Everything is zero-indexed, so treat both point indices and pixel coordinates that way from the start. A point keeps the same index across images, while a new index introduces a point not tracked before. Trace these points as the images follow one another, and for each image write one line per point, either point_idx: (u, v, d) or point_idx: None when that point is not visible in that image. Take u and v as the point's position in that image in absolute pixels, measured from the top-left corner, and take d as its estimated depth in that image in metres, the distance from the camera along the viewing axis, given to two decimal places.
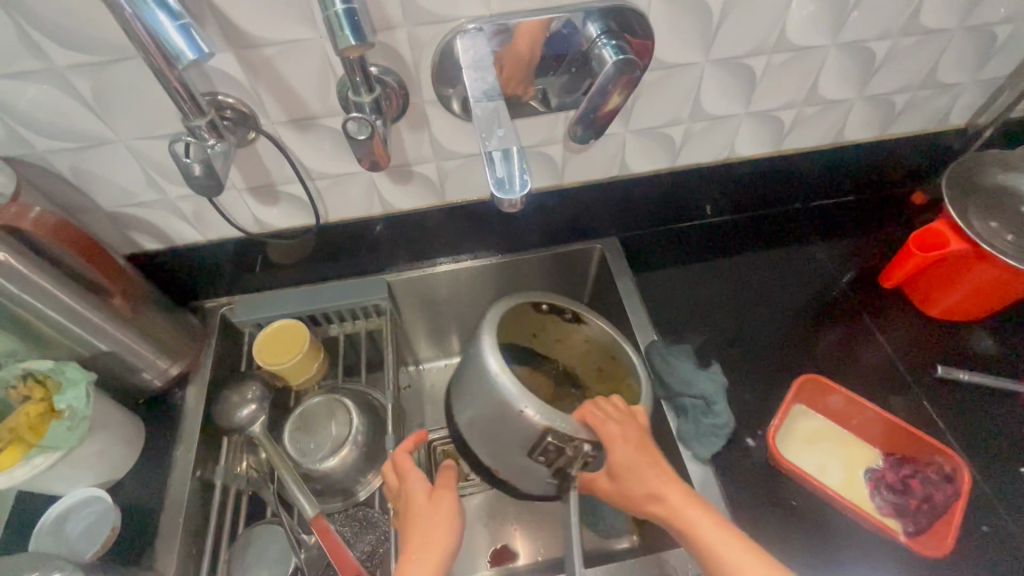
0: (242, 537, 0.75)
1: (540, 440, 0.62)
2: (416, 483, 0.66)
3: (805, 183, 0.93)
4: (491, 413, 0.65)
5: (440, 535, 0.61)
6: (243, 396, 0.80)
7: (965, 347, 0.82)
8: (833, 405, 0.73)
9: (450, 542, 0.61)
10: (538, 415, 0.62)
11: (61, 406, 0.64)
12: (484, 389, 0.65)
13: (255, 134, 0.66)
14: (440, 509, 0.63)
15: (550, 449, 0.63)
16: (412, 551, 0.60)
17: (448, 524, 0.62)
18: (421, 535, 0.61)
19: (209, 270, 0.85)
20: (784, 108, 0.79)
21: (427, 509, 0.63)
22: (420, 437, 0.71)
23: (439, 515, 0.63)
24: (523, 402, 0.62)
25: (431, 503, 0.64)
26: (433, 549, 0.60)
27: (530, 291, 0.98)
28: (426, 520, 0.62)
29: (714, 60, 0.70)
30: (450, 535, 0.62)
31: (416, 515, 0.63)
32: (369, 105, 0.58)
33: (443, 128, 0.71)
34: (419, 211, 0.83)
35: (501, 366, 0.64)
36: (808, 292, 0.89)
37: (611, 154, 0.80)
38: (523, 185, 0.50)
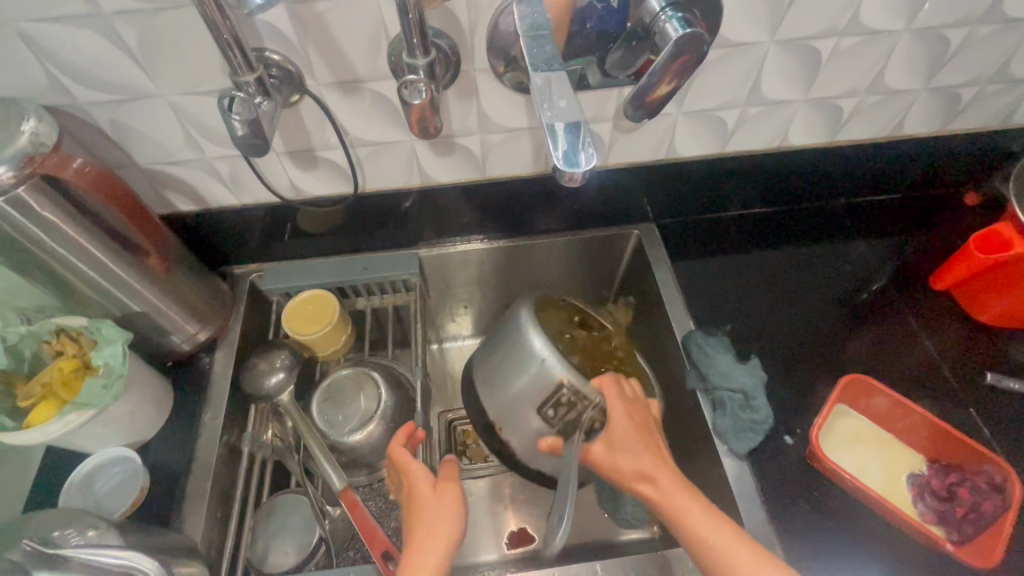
0: (267, 505, 0.75)
1: (555, 393, 0.64)
2: (419, 474, 0.64)
3: (853, 177, 0.90)
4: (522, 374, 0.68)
5: (445, 528, 0.59)
6: (271, 364, 0.79)
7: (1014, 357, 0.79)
8: (878, 406, 0.70)
9: (453, 535, 0.59)
10: (557, 363, 0.65)
11: (97, 363, 0.64)
12: (512, 345, 0.68)
13: (299, 95, 0.63)
14: (443, 501, 0.61)
15: (562, 405, 0.64)
16: (414, 542, 0.59)
17: (449, 518, 0.60)
18: (423, 527, 0.59)
19: (240, 235, 0.83)
20: (844, 97, 0.75)
21: (428, 500, 0.62)
22: (411, 429, 0.69)
23: (440, 509, 0.61)
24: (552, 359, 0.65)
25: (434, 494, 0.62)
26: (435, 543, 0.58)
27: (559, 274, 0.95)
28: (429, 512, 0.61)
29: (780, 41, 0.66)
30: (452, 527, 0.60)
31: (419, 507, 0.62)
32: (423, 68, 0.55)
33: (491, 99, 0.68)
34: (456, 185, 0.80)
35: (532, 324, 0.68)
36: (848, 290, 0.87)
37: (660, 136, 0.77)
38: (571, 163, 0.48)
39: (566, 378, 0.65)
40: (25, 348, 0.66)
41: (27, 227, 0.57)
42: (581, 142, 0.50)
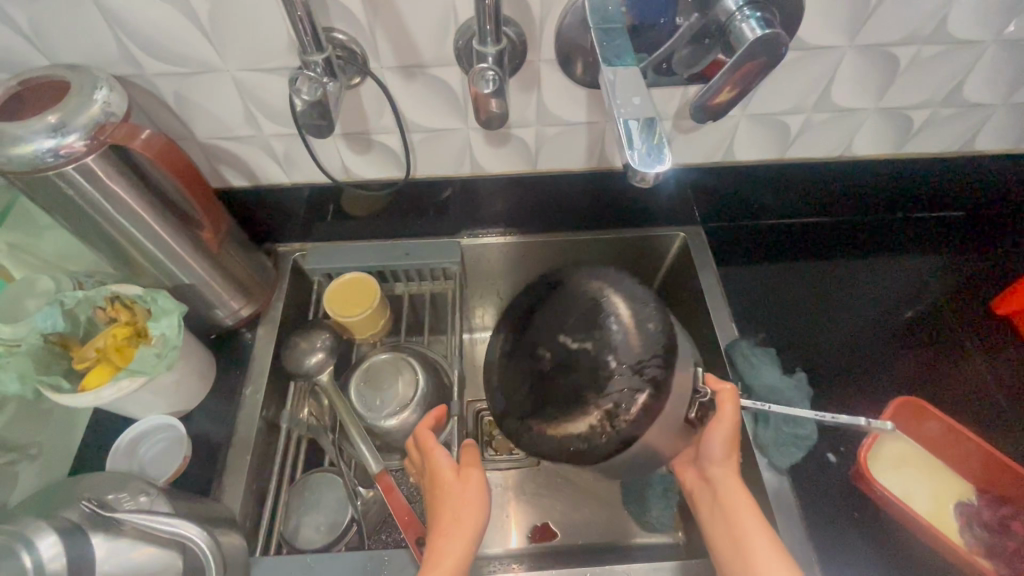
0: (301, 481, 0.76)
1: None
2: (442, 459, 0.63)
3: (913, 192, 0.87)
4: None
5: (471, 514, 0.59)
6: (312, 344, 0.80)
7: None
8: (930, 431, 0.68)
9: (479, 520, 0.59)
10: None
11: (153, 332, 0.64)
12: None
13: (361, 77, 0.63)
14: (467, 485, 0.61)
15: None
16: (441, 527, 0.58)
17: (476, 503, 0.59)
18: (449, 512, 0.59)
19: (287, 213, 0.84)
20: (918, 108, 0.72)
21: (453, 484, 0.61)
22: (442, 413, 0.69)
23: (465, 494, 0.60)
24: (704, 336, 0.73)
25: (459, 480, 0.61)
26: (462, 528, 0.58)
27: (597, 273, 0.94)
28: (454, 497, 0.60)
29: (858, 46, 0.64)
30: (479, 513, 0.59)
31: (443, 492, 0.61)
32: (492, 56, 0.54)
33: (553, 91, 0.67)
34: (506, 175, 0.79)
35: None
36: (899, 308, 0.84)
37: (720, 138, 0.75)
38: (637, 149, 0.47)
39: None
40: (80, 312, 0.67)
41: (91, 193, 0.58)
42: (653, 141, 0.48)
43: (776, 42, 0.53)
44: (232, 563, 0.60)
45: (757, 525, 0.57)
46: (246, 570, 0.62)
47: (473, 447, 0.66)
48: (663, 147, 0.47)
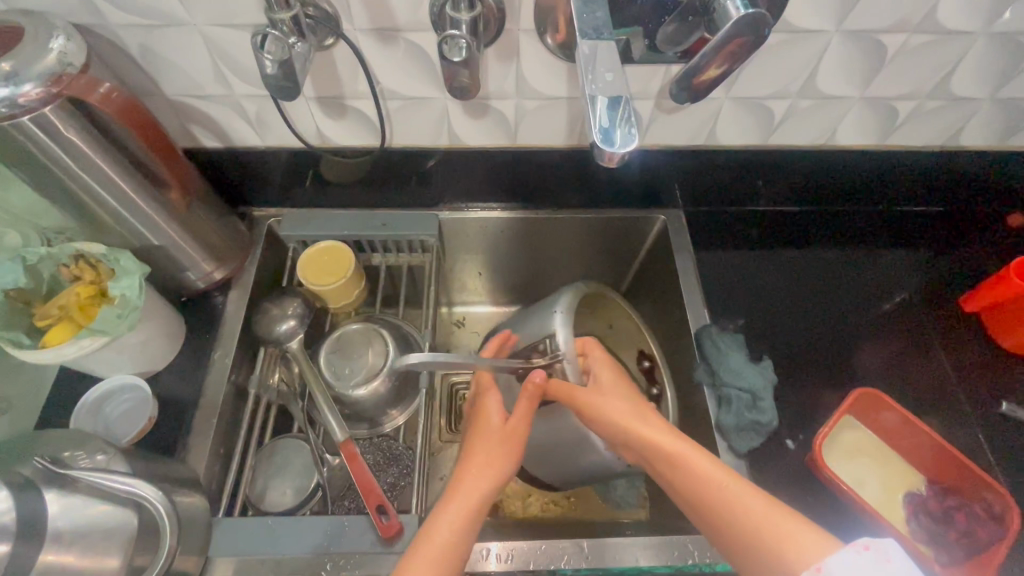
0: (268, 446, 0.77)
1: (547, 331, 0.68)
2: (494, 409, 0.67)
3: (896, 186, 0.86)
4: (539, 323, 0.70)
5: (501, 462, 0.62)
6: (283, 311, 0.80)
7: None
8: (887, 424, 0.69)
9: (505, 470, 0.62)
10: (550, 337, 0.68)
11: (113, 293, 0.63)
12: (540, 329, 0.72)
13: (334, 39, 0.61)
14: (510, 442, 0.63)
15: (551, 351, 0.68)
16: (465, 476, 0.60)
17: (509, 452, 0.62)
18: (482, 458, 0.62)
19: (262, 177, 0.82)
20: (903, 98, 0.71)
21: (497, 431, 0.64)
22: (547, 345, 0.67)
23: (507, 435, 0.64)
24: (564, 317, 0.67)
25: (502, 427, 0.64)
26: (489, 476, 0.61)
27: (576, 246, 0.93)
28: (491, 445, 0.63)
29: (846, 31, 0.62)
30: (508, 461, 0.62)
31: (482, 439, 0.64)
32: (466, 24, 0.52)
33: (533, 63, 0.65)
34: (486, 148, 0.78)
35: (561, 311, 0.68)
36: (870, 299, 0.85)
37: (703, 120, 0.74)
38: (608, 138, 0.46)
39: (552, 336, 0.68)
40: (43, 269, 0.66)
41: (50, 148, 0.56)
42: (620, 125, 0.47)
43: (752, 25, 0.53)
44: (193, 522, 0.61)
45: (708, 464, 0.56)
46: (207, 531, 0.63)
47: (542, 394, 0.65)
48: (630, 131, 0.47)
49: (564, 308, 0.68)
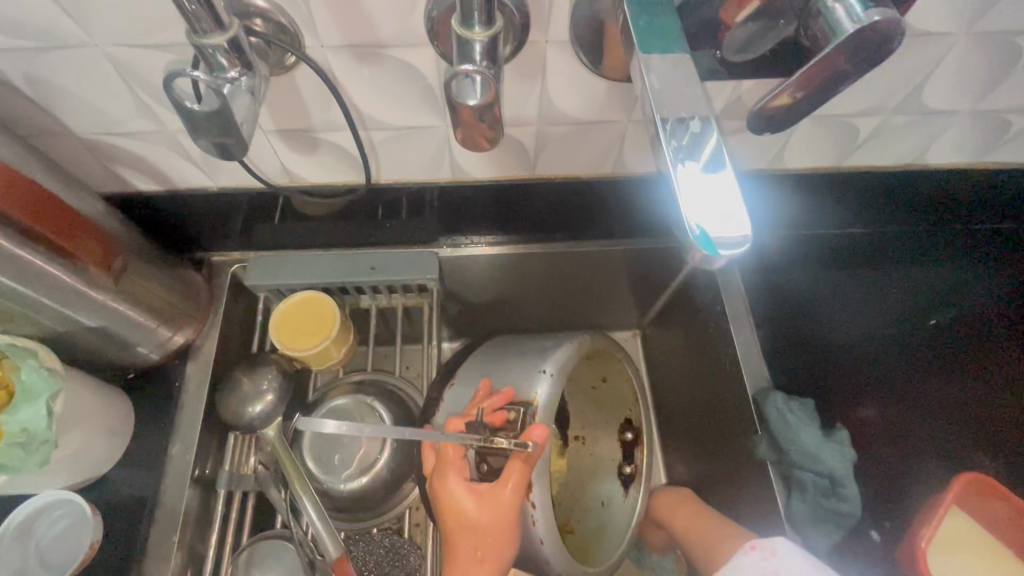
0: (247, 551, 0.63)
1: (530, 390, 0.59)
2: (457, 489, 0.53)
3: (991, 195, 0.68)
4: (518, 378, 0.61)
5: (501, 549, 0.53)
6: (255, 385, 0.65)
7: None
8: (999, 511, 0.58)
9: (504, 556, 0.53)
10: (535, 387, 0.59)
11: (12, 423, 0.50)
12: (521, 370, 0.61)
13: (296, 60, 0.44)
14: (495, 524, 0.53)
15: (512, 421, 0.57)
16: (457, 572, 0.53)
17: (504, 537, 0.53)
18: (469, 552, 0.53)
19: (218, 218, 0.66)
20: (1020, 112, 0.57)
21: (482, 516, 0.53)
22: (543, 436, 0.54)
23: (492, 524, 0.53)
24: (555, 383, 0.60)
25: (485, 507, 0.53)
26: (489, 569, 0.53)
27: (577, 286, 0.79)
28: (480, 535, 0.53)
29: (975, 33, 0.47)
30: (507, 543, 0.53)
31: (463, 525, 0.53)
32: (481, 46, 0.37)
33: (561, 83, 0.49)
34: (498, 180, 0.63)
35: (550, 367, 0.60)
36: (955, 337, 0.69)
37: (767, 144, 0.59)
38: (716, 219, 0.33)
39: (538, 392, 0.59)
40: None
41: None
42: (665, 152, 0.35)
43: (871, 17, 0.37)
44: None
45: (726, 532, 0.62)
46: None
47: (519, 467, 0.53)
48: (678, 163, 0.34)
49: (555, 371, 0.60)
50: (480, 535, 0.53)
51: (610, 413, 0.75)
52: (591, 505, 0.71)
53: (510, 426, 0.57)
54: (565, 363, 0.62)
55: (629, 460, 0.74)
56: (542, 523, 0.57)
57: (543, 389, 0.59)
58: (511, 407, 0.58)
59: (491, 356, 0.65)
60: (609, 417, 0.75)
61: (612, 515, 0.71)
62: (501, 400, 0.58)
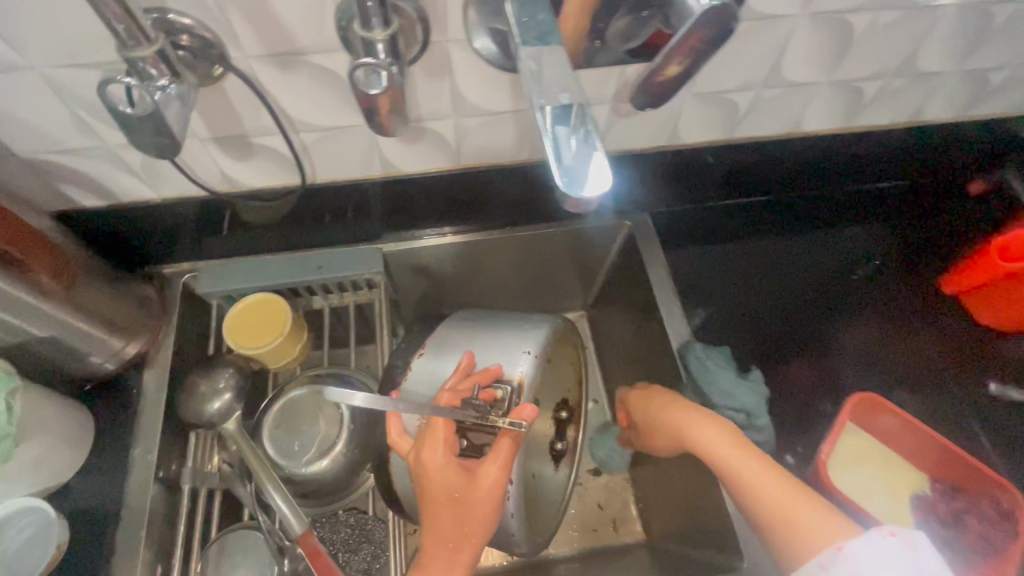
0: (217, 543, 0.66)
1: (515, 369, 0.64)
2: (445, 467, 0.55)
3: (858, 165, 0.82)
4: (502, 358, 0.65)
5: (485, 527, 0.55)
6: (213, 385, 0.69)
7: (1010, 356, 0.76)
8: (885, 426, 0.66)
9: (487, 533, 0.56)
10: (522, 366, 0.64)
11: None
12: (504, 348, 0.66)
13: (222, 70, 0.49)
14: (482, 501, 0.55)
15: (501, 398, 0.62)
16: (438, 551, 0.55)
17: (491, 516, 0.55)
18: (453, 529, 0.55)
19: (164, 230, 0.69)
20: (870, 80, 0.66)
21: (468, 493, 0.55)
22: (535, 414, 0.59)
23: (481, 502, 0.55)
24: (534, 364, 0.65)
25: (473, 484, 0.55)
26: (471, 544, 0.55)
27: (520, 271, 0.86)
28: (465, 513, 0.55)
29: (812, 13, 0.56)
30: (490, 522, 0.56)
31: (450, 502, 0.55)
32: (383, 45, 0.43)
33: (468, 77, 0.56)
34: (428, 173, 0.68)
35: (535, 350, 0.66)
36: (846, 285, 0.81)
37: (662, 122, 0.67)
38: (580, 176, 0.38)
39: (526, 371, 0.64)
40: None
41: None
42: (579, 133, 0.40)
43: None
44: None
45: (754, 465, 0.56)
46: None
47: (512, 445, 0.57)
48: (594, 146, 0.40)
49: (536, 353, 0.66)
50: (462, 511, 0.55)
51: (547, 393, 0.75)
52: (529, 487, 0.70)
53: (498, 403, 0.61)
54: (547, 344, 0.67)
55: (561, 438, 0.77)
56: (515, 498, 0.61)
57: (527, 368, 0.64)
58: (498, 385, 0.63)
59: (466, 334, 0.69)
60: (546, 396, 0.75)
61: (547, 489, 0.75)
62: (488, 378, 0.63)
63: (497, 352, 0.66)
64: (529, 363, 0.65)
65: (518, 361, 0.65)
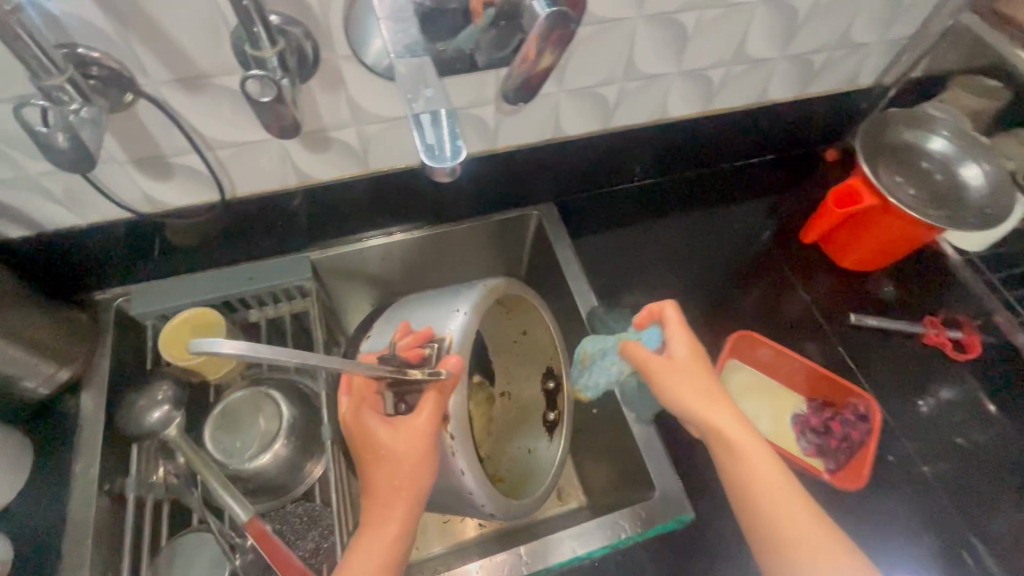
0: (167, 548, 0.68)
1: (444, 328, 0.71)
2: (372, 422, 0.63)
3: (731, 147, 0.97)
4: (436, 319, 0.72)
5: (415, 483, 0.62)
6: (151, 398, 0.72)
7: (881, 294, 0.89)
8: (761, 356, 0.82)
9: (419, 484, 0.62)
10: (449, 325, 0.71)
11: None
12: (438, 312, 0.73)
13: (133, 96, 0.55)
14: (411, 452, 0.62)
15: (430, 353, 0.69)
16: (376, 504, 0.62)
17: (421, 464, 0.62)
18: (386, 481, 0.62)
19: (92, 255, 0.73)
20: (714, 68, 0.78)
21: (396, 446, 0.62)
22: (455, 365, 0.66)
23: (407, 453, 0.62)
24: (462, 321, 0.71)
25: (399, 438, 0.62)
26: (407, 495, 0.62)
27: (448, 265, 0.95)
28: (396, 466, 0.62)
29: (647, 15, 0.67)
30: (419, 473, 0.62)
31: (381, 458, 0.62)
32: (273, 60, 0.50)
33: (361, 88, 0.63)
34: (342, 179, 0.75)
35: (464, 308, 0.72)
36: (734, 250, 0.96)
37: (544, 116, 0.77)
38: (457, 153, 0.45)
39: (455, 328, 0.70)
40: None
41: None
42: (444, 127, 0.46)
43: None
44: None
45: (762, 453, 0.59)
46: None
47: (432, 396, 0.64)
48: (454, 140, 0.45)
49: (465, 311, 0.72)
50: (393, 466, 0.62)
51: (532, 365, 0.87)
52: (517, 452, 0.84)
53: (424, 360, 0.68)
54: (476, 304, 0.73)
55: (552, 408, 0.83)
56: (461, 453, 0.65)
57: (455, 325, 0.71)
58: (430, 343, 0.70)
59: (411, 304, 0.78)
60: (532, 369, 0.87)
61: (540, 462, 0.80)
62: (420, 338, 0.70)
63: (431, 315, 0.73)
64: (456, 322, 0.71)
65: (447, 321, 0.72)
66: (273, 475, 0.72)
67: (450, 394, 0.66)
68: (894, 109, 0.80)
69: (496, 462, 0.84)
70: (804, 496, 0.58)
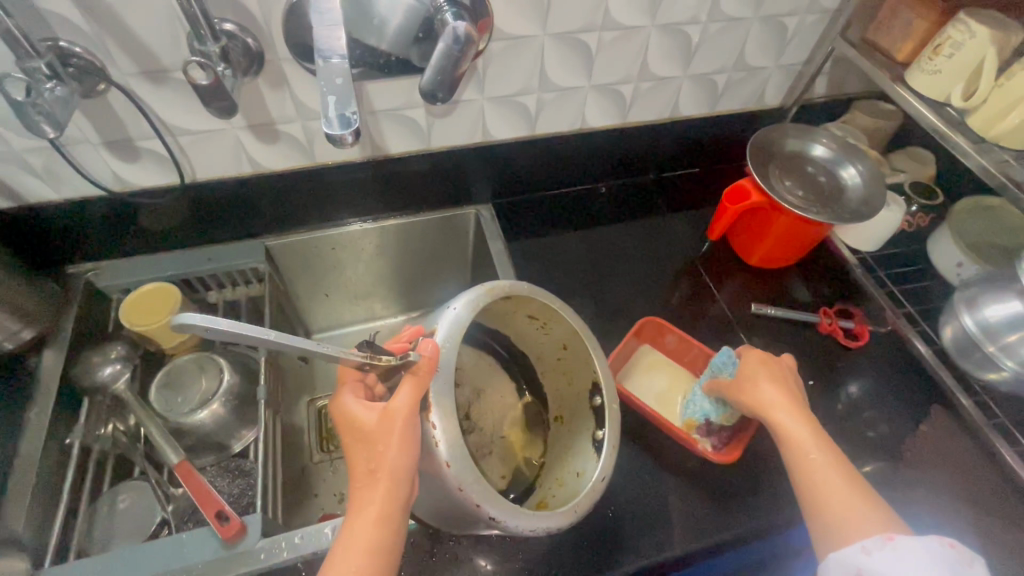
0: (107, 494, 0.75)
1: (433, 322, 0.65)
2: (351, 403, 0.59)
3: (655, 158, 1.07)
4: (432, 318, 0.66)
5: (384, 461, 0.55)
6: (105, 356, 0.81)
7: (791, 293, 0.97)
8: (669, 343, 0.89)
9: (395, 468, 0.55)
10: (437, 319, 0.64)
11: None
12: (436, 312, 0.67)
13: (104, 85, 0.66)
14: (386, 433, 0.56)
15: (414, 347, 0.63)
16: (356, 490, 0.57)
17: (392, 445, 0.55)
18: (362, 464, 0.57)
19: (68, 230, 0.82)
20: (622, 84, 0.90)
21: (372, 427, 0.57)
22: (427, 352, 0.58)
23: (382, 433, 0.56)
24: (451, 315, 0.63)
25: (375, 420, 0.57)
26: (384, 481, 0.55)
27: (395, 259, 1.04)
28: (370, 447, 0.57)
29: (552, 34, 0.79)
30: (394, 457, 0.55)
31: (359, 438, 0.58)
32: (216, 54, 0.61)
33: (302, 87, 0.75)
34: (290, 170, 0.86)
35: (454, 302, 0.64)
36: (659, 251, 1.04)
37: (472, 121, 0.88)
38: (349, 124, 0.54)
39: (441, 321, 0.63)
40: None
41: None
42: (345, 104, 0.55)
43: (432, 12, 0.66)
44: None
45: (809, 434, 0.65)
46: None
47: (408, 378, 0.58)
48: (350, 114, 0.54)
49: (455, 306, 0.64)
50: (368, 445, 0.57)
51: (579, 382, 0.76)
52: (568, 479, 0.71)
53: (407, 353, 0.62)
54: (468, 298, 0.66)
55: (601, 424, 0.70)
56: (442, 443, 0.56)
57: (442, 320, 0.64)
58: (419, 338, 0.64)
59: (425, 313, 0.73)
60: (580, 387, 0.76)
61: (581, 483, 0.68)
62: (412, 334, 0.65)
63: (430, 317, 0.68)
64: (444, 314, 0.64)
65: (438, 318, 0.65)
66: (210, 431, 0.79)
67: (429, 382, 0.58)
68: (771, 129, 0.92)
69: (546, 489, 0.73)
70: (865, 493, 0.59)
